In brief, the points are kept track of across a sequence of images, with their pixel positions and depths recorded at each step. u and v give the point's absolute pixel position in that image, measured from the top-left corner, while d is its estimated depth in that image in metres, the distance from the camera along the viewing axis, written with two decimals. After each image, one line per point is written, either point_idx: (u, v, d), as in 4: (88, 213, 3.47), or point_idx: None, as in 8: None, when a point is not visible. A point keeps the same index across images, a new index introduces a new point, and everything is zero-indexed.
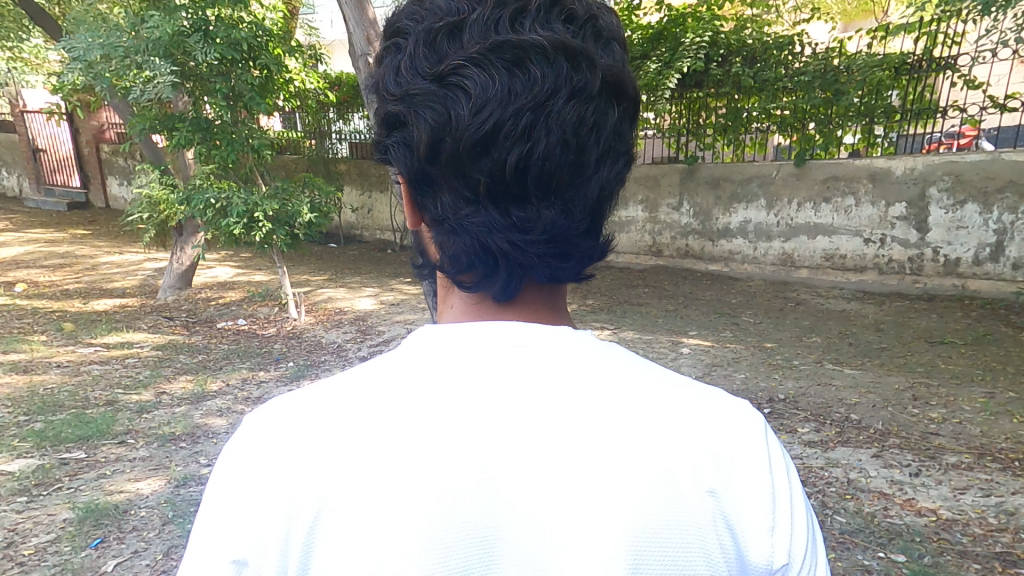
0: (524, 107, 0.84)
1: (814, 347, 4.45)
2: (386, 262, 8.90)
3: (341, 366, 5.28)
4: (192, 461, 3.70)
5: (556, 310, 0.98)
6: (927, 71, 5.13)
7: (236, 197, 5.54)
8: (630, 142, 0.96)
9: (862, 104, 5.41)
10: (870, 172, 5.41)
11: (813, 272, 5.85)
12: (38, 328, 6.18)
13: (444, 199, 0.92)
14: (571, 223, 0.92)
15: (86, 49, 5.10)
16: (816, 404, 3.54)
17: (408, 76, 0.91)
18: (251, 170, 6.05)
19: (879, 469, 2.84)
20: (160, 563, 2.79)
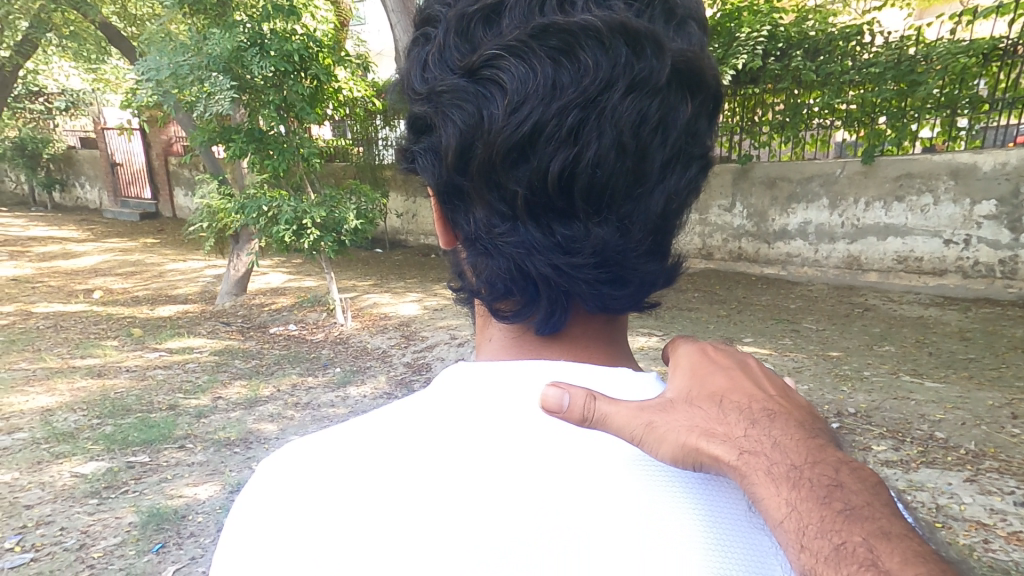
0: (569, 101, 0.78)
1: (887, 357, 4.15)
2: (429, 267, 8.94)
3: (387, 373, 5.28)
4: (245, 467, 3.71)
5: (614, 348, 0.91)
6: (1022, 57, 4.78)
7: (286, 205, 5.63)
8: (707, 141, 0.87)
9: (943, 96, 5.06)
10: (951, 168, 5.04)
11: (883, 276, 5.49)
12: (110, 333, 6.42)
13: (477, 215, 0.88)
14: (627, 244, 0.86)
15: (160, 70, 5.35)
16: (893, 419, 3.28)
17: (437, 72, 0.86)
18: (301, 178, 6.11)
19: (975, 495, 2.58)
20: None
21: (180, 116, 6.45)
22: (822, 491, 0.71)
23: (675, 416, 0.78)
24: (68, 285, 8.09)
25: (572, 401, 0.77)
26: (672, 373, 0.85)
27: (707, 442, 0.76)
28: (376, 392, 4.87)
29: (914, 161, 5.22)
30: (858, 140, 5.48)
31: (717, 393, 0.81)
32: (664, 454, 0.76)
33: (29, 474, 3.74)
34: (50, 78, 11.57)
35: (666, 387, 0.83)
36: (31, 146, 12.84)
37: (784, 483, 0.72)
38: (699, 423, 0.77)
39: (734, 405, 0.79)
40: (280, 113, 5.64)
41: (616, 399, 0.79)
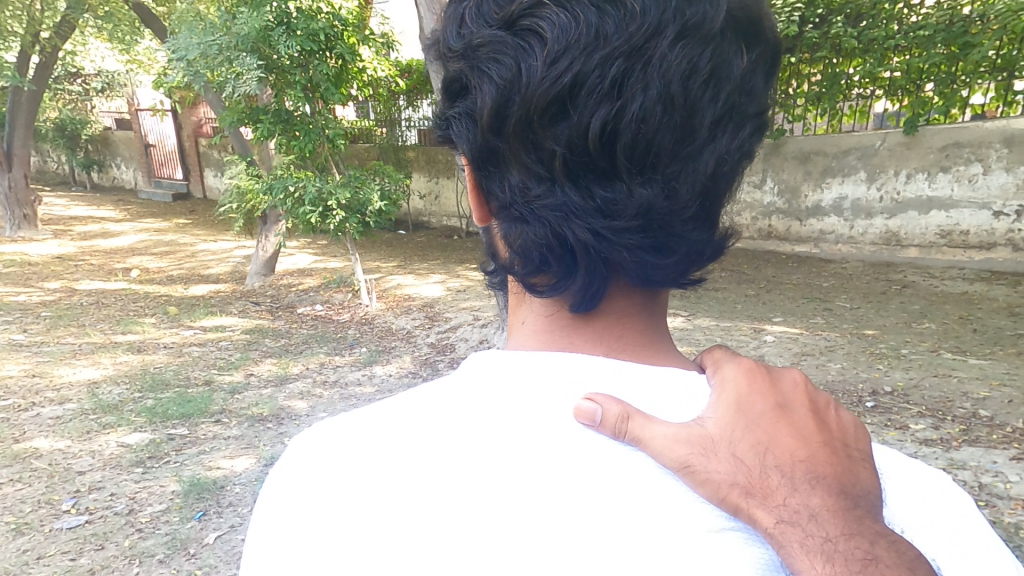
0: (614, 53, 0.70)
1: (927, 335, 4.01)
2: (452, 249, 8.95)
3: (411, 353, 5.32)
4: (278, 441, 3.79)
5: (656, 325, 0.81)
6: None
7: (311, 185, 5.64)
8: (765, 99, 0.77)
9: (999, 58, 4.82)
10: (1004, 135, 4.82)
11: (924, 251, 5.30)
12: (148, 310, 6.57)
13: (511, 178, 0.79)
14: (673, 207, 0.76)
15: (189, 49, 5.37)
16: (934, 398, 3.18)
17: (474, 27, 0.78)
18: (326, 160, 6.11)
19: (1022, 473, 2.50)
20: None
21: (210, 98, 6.50)
22: (856, 565, 0.66)
23: (716, 466, 0.70)
24: (108, 263, 8.29)
25: (604, 418, 0.71)
26: (710, 402, 0.74)
27: (749, 503, 0.69)
28: (402, 371, 4.93)
29: (963, 129, 5.02)
30: (901, 109, 5.34)
31: (763, 444, 0.71)
32: (695, 499, 0.70)
33: (79, 442, 3.85)
34: (87, 60, 11.78)
35: (709, 419, 0.73)
36: (68, 128, 13.11)
37: (816, 554, 0.67)
38: (740, 478, 0.69)
39: (776, 464, 0.70)
40: (306, 93, 5.63)
41: (652, 418, 0.71)
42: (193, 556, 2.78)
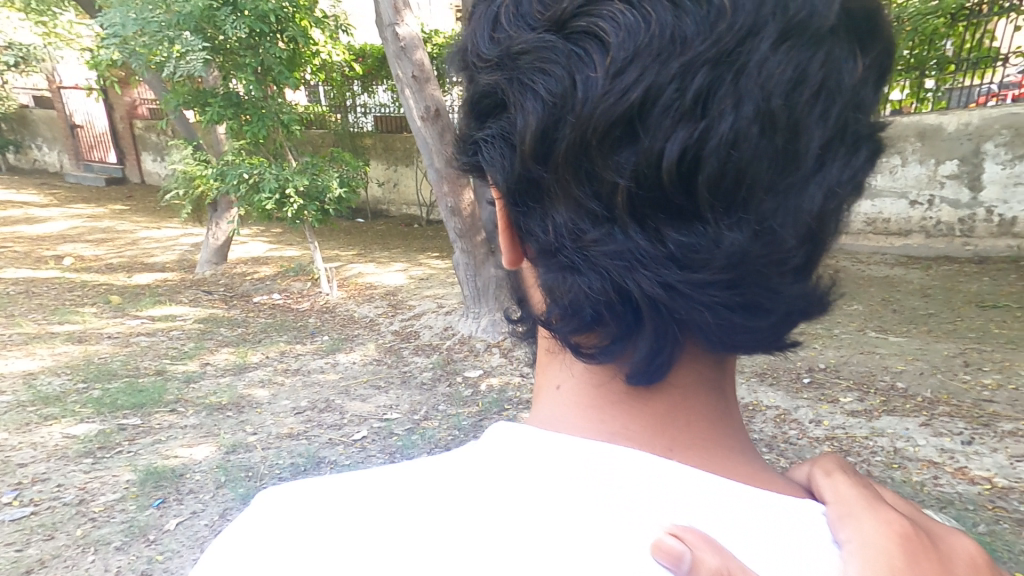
0: (699, 65, 0.60)
1: (856, 315, 4.35)
2: (412, 236, 9.02)
3: (375, 340, 5.43)
4: (239, 430, 3.89)
5: (722, 394, 0.74)
6: (989, 15, 4.88)
7: (268, 173, 5.61)
8: (875, 112, 0.68)
9: (913, 58, 5.19)
10: (919, 130, 5.23)
11: (854, 238, 5.68)
12: (87, 300, 6.42)
13: (558, 217, 0.69)
14: (764, 255, 0.66)
15: (125, 25, 5.15)
16: (859, 372, 3.47)
17: (513, 29, 0.68)
18: (281, 146, 6.09)
19: (929, 437, 2.80)
20: (218, 523, 2.98)
21: (149, 78, 6.35)
22: None
23: None
24: (36, 251, 8.02)
25: (697, 567, 0.62)
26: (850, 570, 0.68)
27: None
28: (366, 359, 5.03)
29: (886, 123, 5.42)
30: None
31: None
32: None
33: (18, 434, 3.83)
34: None
35: None
36: None
37: None
38: None
39: None
40: (256, 77, 5.59)
41: None
42: (152, 543, 2.85)
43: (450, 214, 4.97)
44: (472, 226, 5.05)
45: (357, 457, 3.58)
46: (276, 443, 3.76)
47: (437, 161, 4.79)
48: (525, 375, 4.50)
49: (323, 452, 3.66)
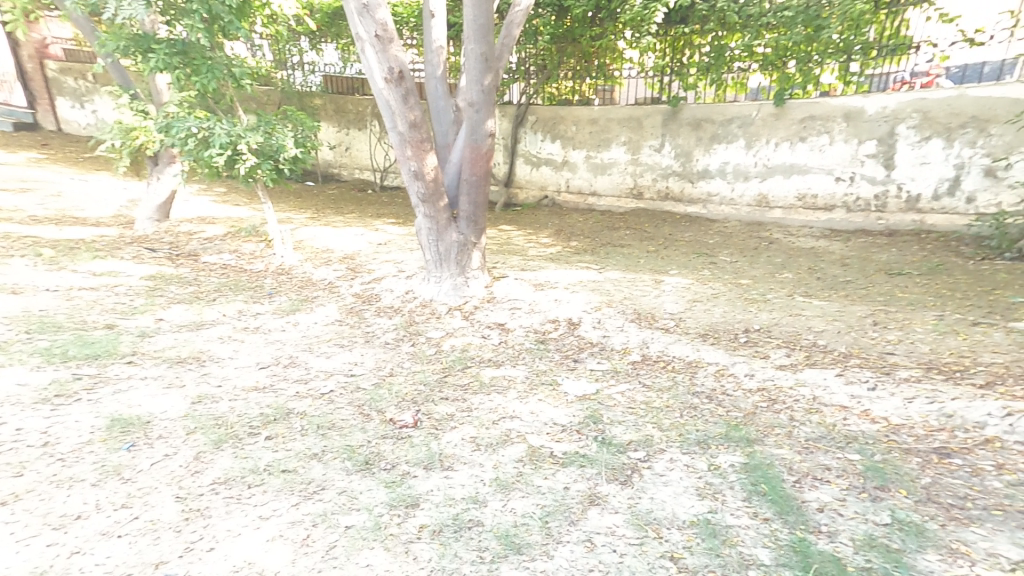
0: None
1: (786, 282, 5.14)
2: (367, 201, 9.12)
3: (336, 301, 5.61)
4: (202, 382, 4.04)
5: None
6: (904, 5, 5.52)
7: (218, 127, 5.53)
8: None
9: (841, 41, 5.74)
10: (845, 112, 5.84)
11: (786, 212, 6.43)
12: (15, 252, 6.22)
13: None
14: None
15: None
16: (787, 332, 4.30)
17: None
18: (232, 101, 6.13)
19: (842, 385, 3.64)
20: (194, 464, 3.19)
21: (75, 17, 6.08)
22: None
23: None
24: None
25: None
26: None
27: None
28: (330, 320, 5.20)
29: (817, 104, 6.02)
30: (770, 84, 6.29)
31: None
32: None
33: None
34: None
35: None
36: None
37: None
38: None
39: None
40: (204, 25, 5.47)
41: None
42: (128, 480, 3.01)
43: (413, 178, 5.05)
44: (434, 190, 5.14)
45: (326, 408, 3.80)
46: (243, 395, 3.92)
47: (400, 123, 4.87)
48: (485, 337, 4.74)
49: (292, 403, 3.85)
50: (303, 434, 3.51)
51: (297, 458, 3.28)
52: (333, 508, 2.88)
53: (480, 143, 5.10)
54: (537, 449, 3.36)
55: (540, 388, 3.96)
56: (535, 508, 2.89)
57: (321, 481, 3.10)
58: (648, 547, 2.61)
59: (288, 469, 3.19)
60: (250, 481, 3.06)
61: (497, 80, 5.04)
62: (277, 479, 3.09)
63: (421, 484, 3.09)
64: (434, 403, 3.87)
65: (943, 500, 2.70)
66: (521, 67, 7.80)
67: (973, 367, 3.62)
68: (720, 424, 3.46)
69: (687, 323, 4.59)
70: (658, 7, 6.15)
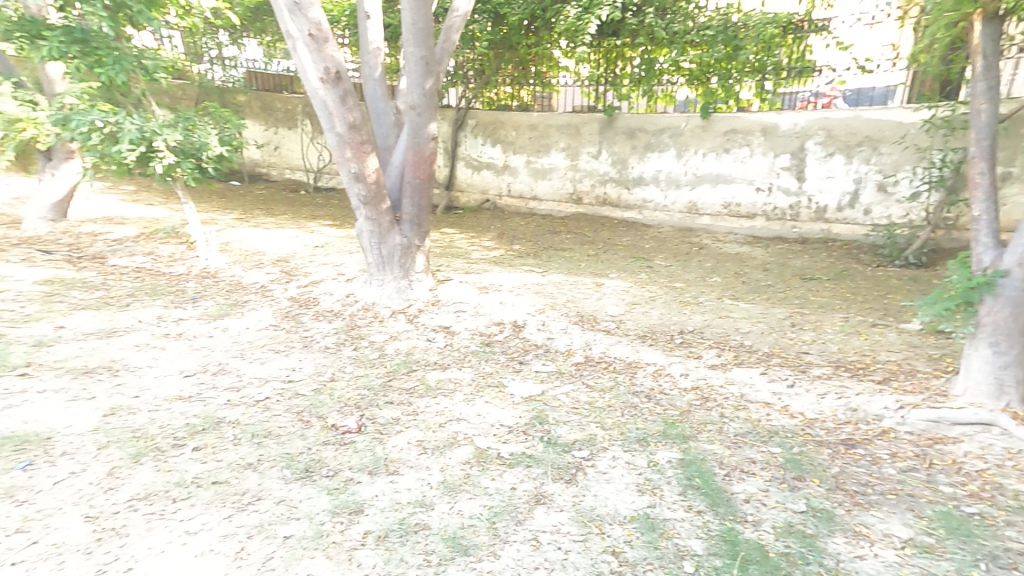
0: None
1: (716, 286, 5.42)
2: (299, 202, 8.86)
3: (268, 305, 5.43)
4: (113, 393, 3.82)
5: None
6: (808, 31, 5.95)
7: (129, 122, 5.19)
8: None
9: (756, 61, 6.17)
10: (762, 127, 6.23)
11: (714, 219, 6.75)
12: None
13: None
14: None
15: None
16: (717, 333, 4.55)
17: None
18: (143, 94, 5.76)
19: (766, 382, 3.89)
20: (107, 481, 3.01)
21: None
22: None
23: None
24: None
25: None
26: None
27: None
28: (263, 325, 5.02)
29: (738, 119, 6.37)
30: (697, 97, 6.60)
31: None
32: None
33: None
34: None
35: None
36: None
37: None
38: None
39: None
40: (108, 13, 5.16)
41: None
42: (26, 501, 2.82)
43: (353, 180, 4.96)
44: (376, 193, 5.08)
45: (260, 416, 3.68)
46: (165, 404, 3.73)
47: (338, 124, 4.78)
48: (430, 340, 4.73)
49: (223, 411, 3.70)
50: (237, 444, 3.38)
51: (230, 469, 3.16)
52: (269, 518, 2.80)
53: (422, 146, 5.10)
54: (484, 452, 3.38)
55: (486, 390, 4.00)
56: (482, 509, 2.91)
57: (256, 491, 2.99)
58: (592, 543, 2.68)
59: (219, 480, 3.06)
60: (174, 496, 2.92)
61: (438, 83, 5.05)
62: (207, 491, 2.97)
63: (365, 490, 3.04)
64: (376, 407, 3.82)
65: (849, 487, 2.95)
66: (458, 71, 7.80)
67: (874, 365, 3.97)
68: (659, 422, 3.61)
69: (626, 325, 4.77)
70: (591, 18, 6.32)
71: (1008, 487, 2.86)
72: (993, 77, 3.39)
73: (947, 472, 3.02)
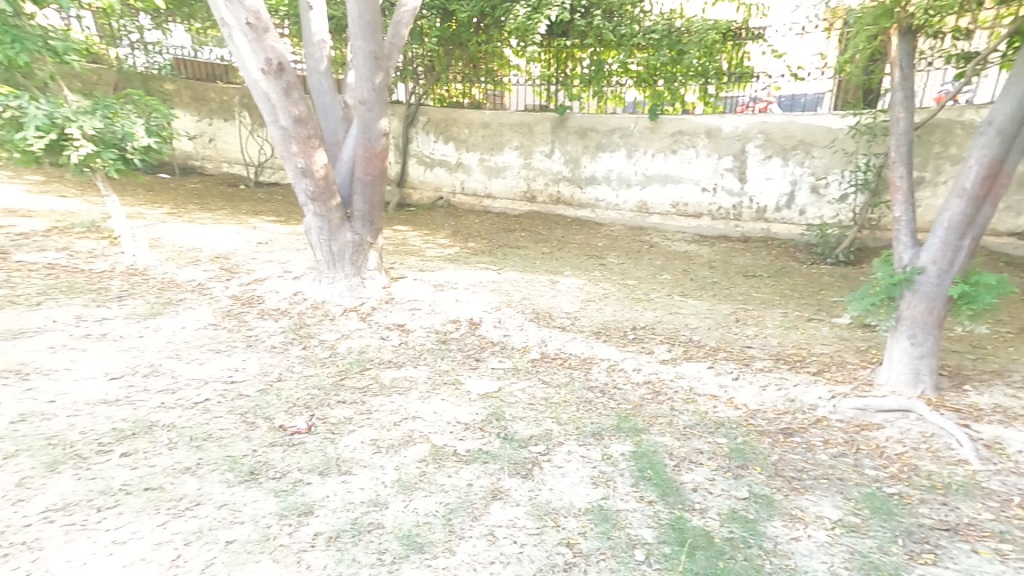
0: None
1: (665, 283, 5.59)
2: (237, 196, 8.52)
3: (205, 303, 5.21)
4: (25, 398, 3.60)
5: None
6: (746, 39, 6.18)
7: (36, 107, 4.83)
8: None
9: (700, 66, 6.36)
10: (706, 129, 6.46)
11: (663, 218, 6.97)
12: None
13: None
14: None
15: None
16: (668, 329, 4.70)
17: None
18: (51, 77, 5.44)
19: (714, 376, 4.06)
20: (16, 492, 2.82)
21: None
22: None
23: None
24: None
25: None
26: None
27: None
28: (200, 324, 4.81)
29: (684, 120, 6.60)
30: (644, 99, 6.76)
31: None
32: None
33: None
34: None
35: None
36: None
37: None
38: None
39: None
40: None
41: None
42: None
43: (300, 175, 4.82)
44: (325, 189, 4.95)
45: (199, 419, 3.54)
46: (87, 409, 3.54)
47: (283, 117, 4.62)
48: (384, 338, 4.67)
49: (155, 415, 3.54)
50: (172, 447, 3.21)
51: (164, 474, 3.01)
52: (210, 524, 2.70)
53: (373, 142, 5.00)
54: (441, 449, 3.38)
55: (443, 388, 3.99)
56: (438, 506, 2.91)
57: (195, 496, 2.88)
58: (547, 536, 2.73)
59: (152, 487, 2.92)
60: (99, 505, 2.77)
61: (388, 79, 4.97)
62: (138, 498, 2.83)
63: (315, 491, 2.97)
64: (328, 407, 3.75)
65: (786, 473, 3.12)
66: (408, 66, 7.72)
67: (809, 357, 4.21)
68: (613, 416, 3.70)
69: (581, 321, 4.87)
70: (540, 18, 6.37)
71: (922, 468, 3.10)
72: (909, 88, 3.66)
73: (870, 457, 3.23)
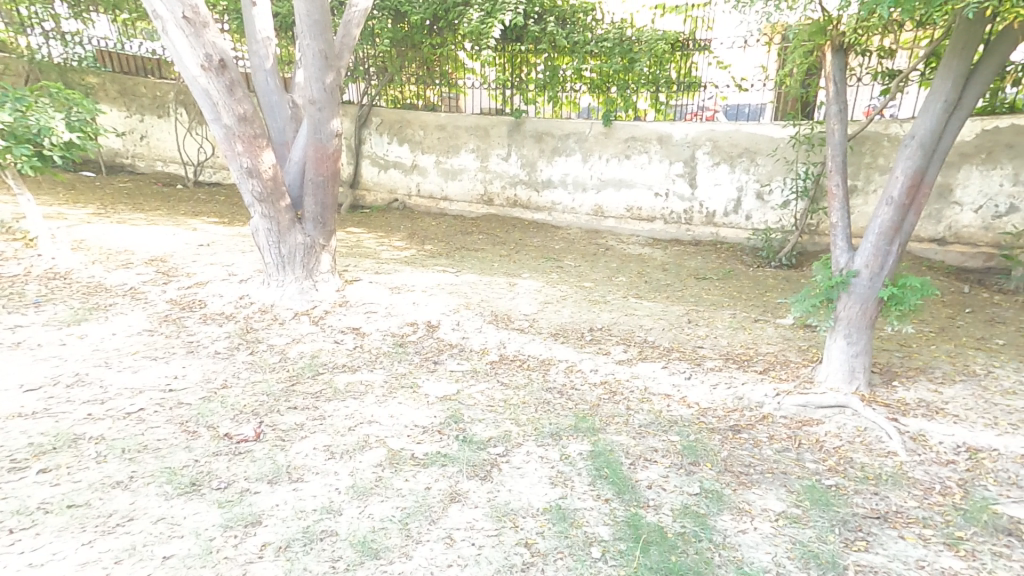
0: None
1: (621, 285, 5.72)
2: (177, 196, 8.17)
3: (138, 308, 4.97)
4: None
5: None
6: (692, 49, 6.35)
7: None
8: None
9: (650, 74, 6.55)
10: (659, 136, 6.63)
11: (617, 222, 7.11)
12: None
13: None
14: None
15: None
16: (624, 330, 4.81)
17: None
18: None
19: (667, 375, 4.17)
20: None
21: None
22: None
23: None
24: None
25: None
26: None
27: None
28: (134, 331, 4.58)
29: (637, 127, 6.75)
30: (598, 105, 6.92)
31: None
32: None
33: None
34: None
35: None
36: None
37: None
38: None
39: None
40: None
41: None
42: None
43: (246, 175, 4.66)
44: (274, 190, 4.81)
45: (133, 429, 3.37)
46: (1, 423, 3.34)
47: (225, 116, 4.45)
48: (338, 342, 4.58)
49: (80, 428, 3.35)
50: (100, 461, 3.07)
51: (91, 489, 2.86)
52: (146, 539, 2.58)
53: (325, 142, 4.91)
54: (398, 453, 3.33)
55: (400, 391, 3.95)
56: (394, 511, 2.87)
57: (127, 511, 2.73)
58: (506, 537, 2.75)
59: (77, 504, 2.76)
60: (13, 527, 2.61)
61: (339, 78, 4.89)
62: (61, 516, 2.68)
63: (264, 500, 2.88)
64: (278, 413, 3.64)
65: (735, 468, 3.23)
66: (360, 67, 7.66)
67: (756, 356, 4.38)
68: (571, 416, 3.75)
69: (539, 323, 4.91)
70: (494, 22, 6.45)
71: (857, 460, 3.28)
72: (843, 101, 3.86)
73: (811, 451, 3.39)
